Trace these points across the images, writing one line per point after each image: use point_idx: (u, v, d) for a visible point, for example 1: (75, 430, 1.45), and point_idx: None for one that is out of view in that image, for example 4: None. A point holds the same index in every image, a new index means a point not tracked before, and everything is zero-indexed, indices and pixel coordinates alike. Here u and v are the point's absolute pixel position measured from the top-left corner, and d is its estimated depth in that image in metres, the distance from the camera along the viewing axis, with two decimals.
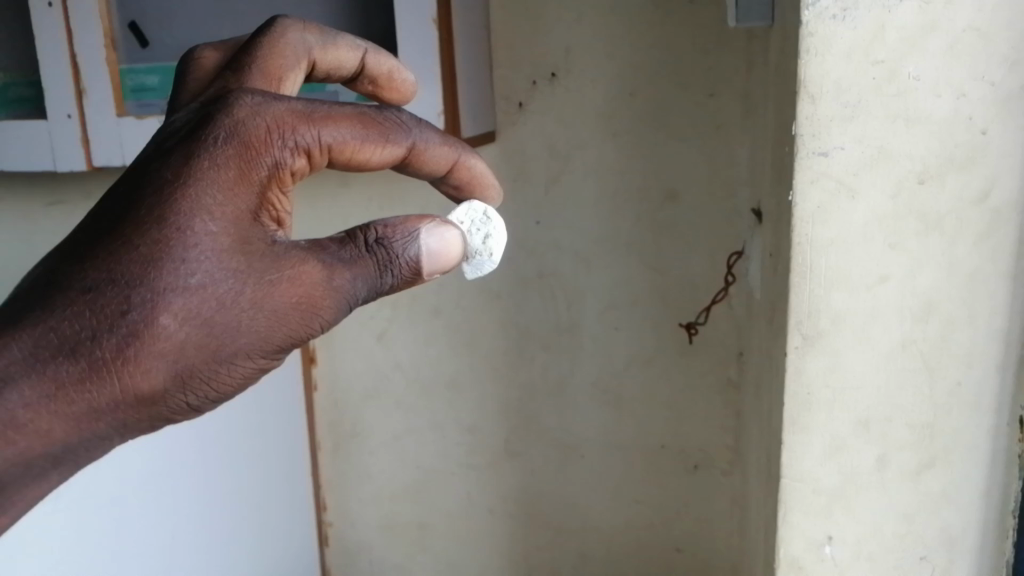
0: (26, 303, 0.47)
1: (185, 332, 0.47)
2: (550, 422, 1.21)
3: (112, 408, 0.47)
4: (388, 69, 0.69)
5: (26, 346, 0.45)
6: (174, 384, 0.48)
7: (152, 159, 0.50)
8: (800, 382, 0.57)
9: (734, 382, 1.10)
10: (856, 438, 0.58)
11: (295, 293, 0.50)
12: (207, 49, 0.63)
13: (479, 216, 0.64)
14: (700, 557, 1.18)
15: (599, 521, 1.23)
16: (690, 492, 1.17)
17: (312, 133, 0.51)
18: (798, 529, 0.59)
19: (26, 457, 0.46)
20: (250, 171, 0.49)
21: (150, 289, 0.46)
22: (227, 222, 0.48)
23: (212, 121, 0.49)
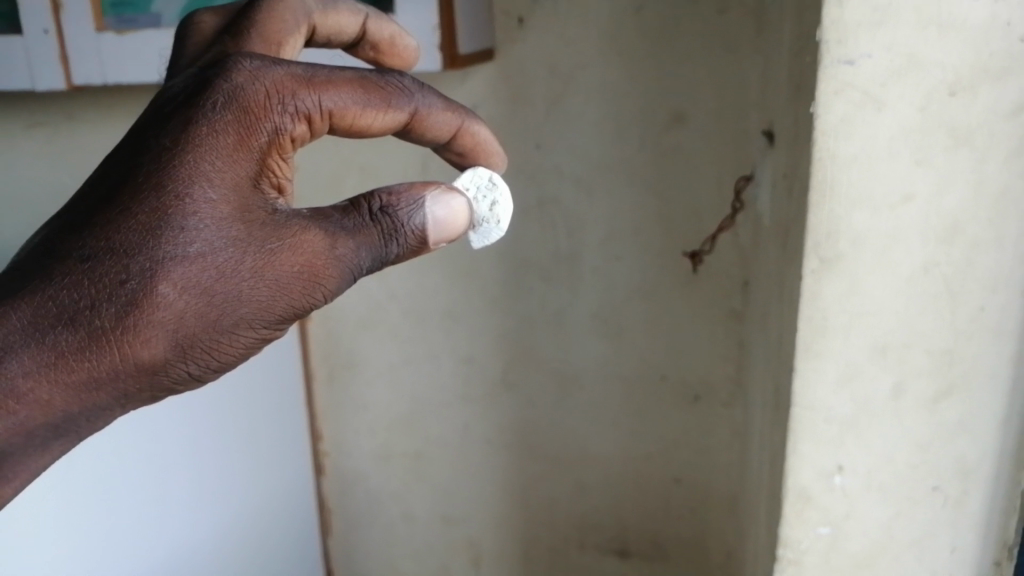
0: (34, 270, 0.50)
1: (185, 301, 0.50)
2: (548, 352, 1.19)
3: (117, 375, 0.50)
4: (390, 35, 0.68)
5: (32, 312, 0.49)
6: (176, 353, 0.51)
7: (153, 130, 0.52)
8: (816, 307, 0.54)
9: (737, 312, 1.08)
10: (872, 365, 0.55)
11: (295, 262, 0.52)
12: (206, 14, 0.62)
13: (484, 184, 0.64)
14: (698, 487, 1.18)
15: (597, 452, 1.22)
16: (689, 422, 1.15)
17: (311, 98, 0.53)
18: (806, 459, 0.57)
19: (27, 426, 0.49)
20: (249, 137, 0.52)
21: (150, 258, 0.49)
22: (226, 190, 0.51)
23: (212, 88, 0.52)
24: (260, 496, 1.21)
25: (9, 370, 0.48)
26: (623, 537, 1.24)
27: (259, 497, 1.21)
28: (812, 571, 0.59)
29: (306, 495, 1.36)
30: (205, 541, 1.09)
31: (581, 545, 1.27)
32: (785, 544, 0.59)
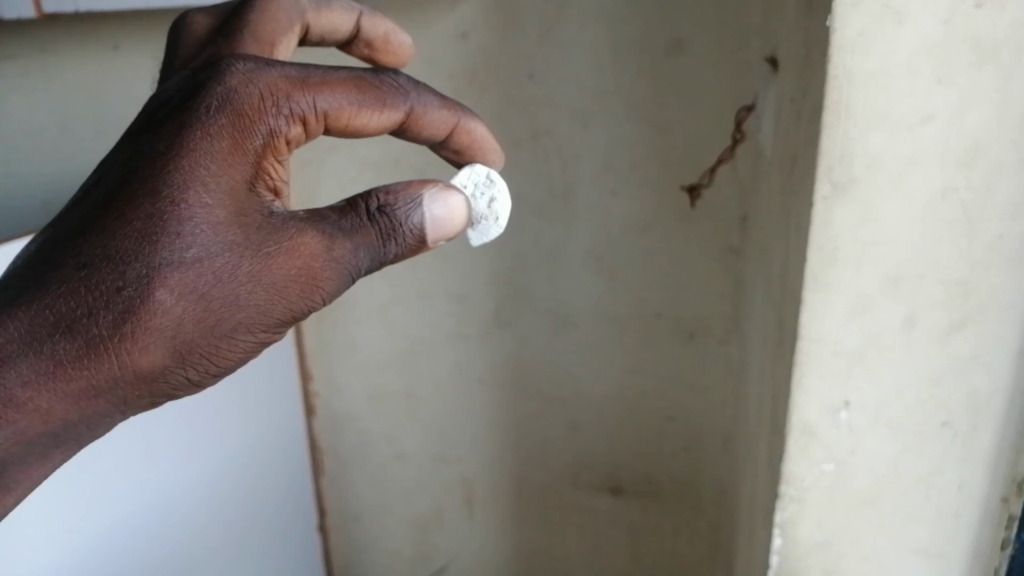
0: (14, 284, 0.46)
1: (183, 308, 0.47)
2: (541, 290, 1.17)
3: (113, 386, 0.47)
4: (386, 32, 0.68)
5: (16, 328, 0.45)
6: (175, 359, 0.48)
7: (140, 131, 0.49)
8: (827, 235, 0.52)
9: (735, 248, 1.05)
10: (884, 297, 0.53)
11: (295, 265, 0.50)
12: (198, 14, 0.60)
13: (482, 180, 0.63)
14: (693, 425, 1.16)
15: (590, 391, 1.20)
16: (684, 360, 1.14)
17: (308, 99, 0.50)
18: (812, 393, 0.55)
19: (27, 436, 0.46)
20: (244, 140, 0.49)
21: (147, 265, 0.46)
22: (221, 194, 0.48)
23: (205, 89, 0.48)
24: (249, 440, 1.20)
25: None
26: (617, 475, 1.24)
27: (248, 440, 1.19)
28: (815, 509, 0.58)
29: (297, 436, 1.35)
30: (193, 488, 1.07)
31: (575, 483, 1.27)
32: (788, 481, 0.58)
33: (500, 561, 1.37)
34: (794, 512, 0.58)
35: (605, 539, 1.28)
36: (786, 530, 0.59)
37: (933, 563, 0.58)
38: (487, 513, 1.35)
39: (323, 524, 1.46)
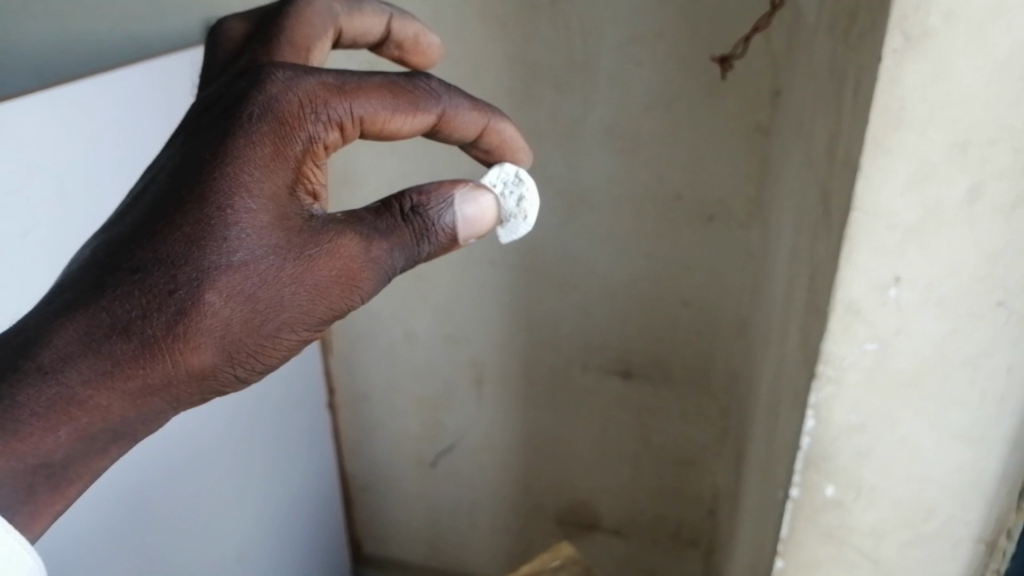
0: (72, 288, 0.49)
1: (229, 310, 0.50)
2: (557, 170, 1.12)
3: (165, 387, 0.50)
4: (414, 33, 0.73)
5: (77, 328, 0.48)
6: (224, 359, 0.51)
7: (189, 142, 0.52)
8: (892, 95, 0.47)
9: (764, 127, 1.00)
10: (948, 164, 0.48)
11: (334, 266, 0.52)
12: (235, 20, 0.65)
13: (511, 180, 0.67)
14: (706, 310, 1.14)
15: (605, 275, 1.17)
16: (702, 244, 1.10)
17: (343, 106, 0.52)
18: (861, 269, 0.52)
19: (88, 431, 0.48)
20: (285, 146, 0.51)
21: (196, 269, 0.49)
22: (264, 199, 0.50)
23: (247, 99, 0.52)
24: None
25: (56, 385, 0.47)
26: (627, 359, 1.22)
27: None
28: (854, 390, 0.55)
29: None
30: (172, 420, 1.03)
31: (585, 367, 1.26)
32: (827, 360, 0.55)
33: (507, 442, 1.38)
34: (830, 394, 0.56)
35: (612, 422, 1.28)
36: (821, 412, 0.56)
37: (973, 450, 0.55)
38: (496, 395, 1.35)
39: (332, 402, 1.46)
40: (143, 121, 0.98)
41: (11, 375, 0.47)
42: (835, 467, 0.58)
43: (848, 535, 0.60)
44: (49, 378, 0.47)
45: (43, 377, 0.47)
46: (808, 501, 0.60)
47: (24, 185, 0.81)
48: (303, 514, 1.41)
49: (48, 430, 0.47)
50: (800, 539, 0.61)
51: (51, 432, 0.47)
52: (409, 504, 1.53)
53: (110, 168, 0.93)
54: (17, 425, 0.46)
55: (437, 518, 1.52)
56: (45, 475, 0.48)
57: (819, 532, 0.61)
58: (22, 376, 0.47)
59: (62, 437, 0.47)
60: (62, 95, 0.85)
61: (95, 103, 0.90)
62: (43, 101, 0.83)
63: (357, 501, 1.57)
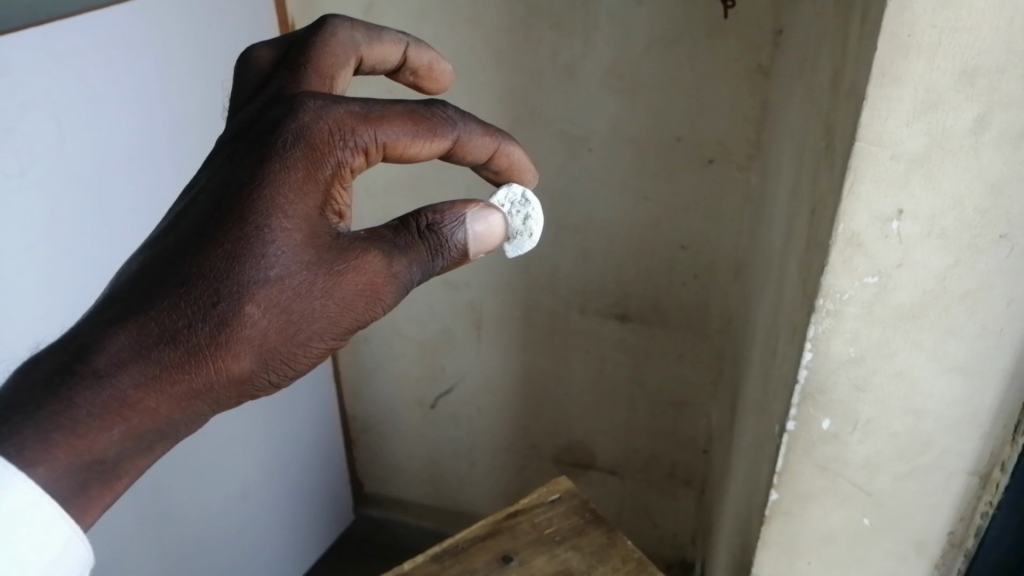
0: (119, 299, 0.48)
1: (268, 320, 0.50)
2: (556, 111, 1.10)
3: (205, 396, 0.49)
4: (428, 62, 0.70)
5: (129, 335, 0.47)
6: (260, 365, 0.51)
7: (226, 164, 0.52)
8: (901, 21, 0.46)
9: (765, 68, 0.99)
10: (956, 94, 0.48)
11: (361, 281, 0.52)
12: (262, 47, 0.64)
13: (518, 199, 0.67)
14: (704, 254, 1.14)
15: (603, 219, 1.16)
16: (701, 187, 1.09)
17: (369, 133, 0.52)
18: (863, 200, 0.51)
19: (138, 432, 0.47)
20: (317, 171, 0.51)
21: (238, 281, 0.48)
22: (299, 217, 0.50)
23: (280, 126, 0.51)
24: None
25: (109, 389, 0.46)
26: (625, 303, 1.22)
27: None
28: (853, 323, 0.55)
29: None
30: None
31: (582, 310, 1.26)
32: (826, 294, 0.55)
33: (505, 384, 1.39)
34: (828, 327, 0.56)
35: (609, 364, 1.29)
36: (819, 346, 0.56)
37: (968, 383, 0.56)
38: (494, 337, 1.35)
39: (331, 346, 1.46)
40: (144, 59, 0.94)
41: (63, 382, 0.45)
42: (831, 401, 0.58)
43: (843, 467, 0.61)
44: (101, 383, 0.45)
45: (97, 381, 0.45)
46: (804, 434, 0.60)
47: (18, 124, 0.80)
48: (303, 461, 1.43)
49: (101, 430, 0.45)
50: (797, 470, 0.62)
51: (106, 431, 0.45)
52: (409, 446, 1.54)
53: (108, 110, 0.90)
54: (76, 427, 0.45)
55: (437, 459, 1.54)
56: (100, 470, 0.46)
57: (814, 465, 0.61)
58: (74, 381, 0.45)
59: (117, 440, 0.46)
60: (53, 32, 0.82)
61: (93, 38, 0.87)
62: (31, 40, 0.80)
63: (357, 442, 1.59)
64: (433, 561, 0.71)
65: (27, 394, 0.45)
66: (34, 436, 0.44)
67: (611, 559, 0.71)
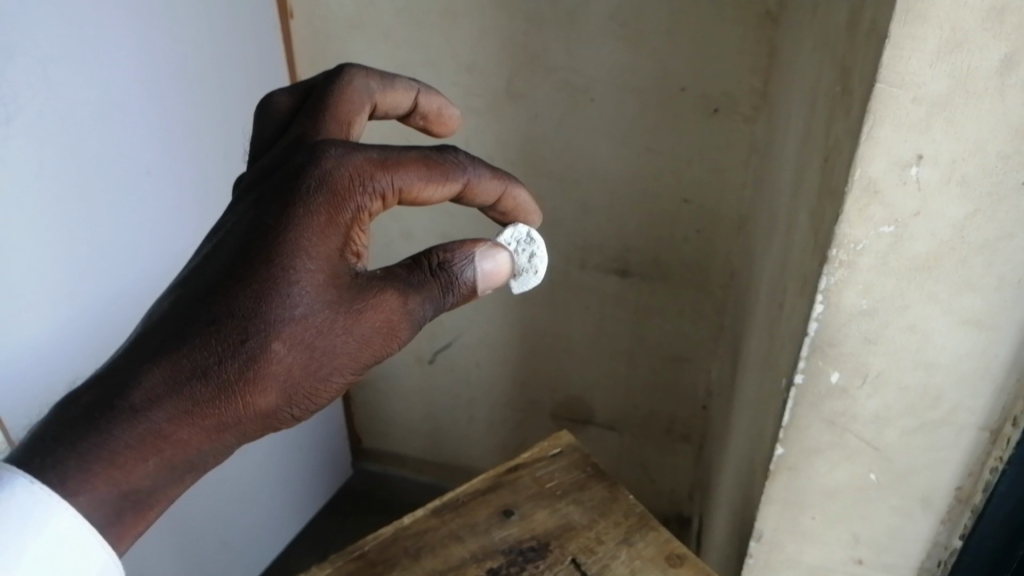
0: (146, 338, 0.45)
1: (294, 359, 0.46)
2: (558, 59, 1.07)
3: (230, 434, 0.46)
4: (438, 107, 0.65)
5: (159, 374, 0.43)
6: (285, 401, 0.47)
7: (248, 207, 0.48)
8: None
9: (773, 15, 0.95)
10: (983, 33, 0.45)
11: (381, 319, 0.48)
12: (275, 96, 0.60)
13: (522, 237, 0.59)
14: (707, 208, 1.12)
15: (604, 171, 1.14)
16: (705, 138, 1.07)
17: (387, 179, 0.48)
18: (882, 145, 0.49)
19: (169, 463, 0.44)
20: (338, 216, 0.47)
21: (264, 321, 0.45)
22: (322, 259, 0.46)
23: (300, 173, 0.47)
24: (212, 195, 1.10)
25: (143, 425, 0.43)
26: (626, 258, 1.21)
27: (217, 189, 1.11)
28: (866, 274, 0.54)
29: None
30: (119, 321, 0.97)
31: (582, 266, 1.24)
32: (840, 244, 0.53)
33: (503, 340, 1.38)
34: (841, 278, 0.54)
35: (609, 320, 1.28)
36: (830, 298, 0.55)
37: (982, 336, 0.54)
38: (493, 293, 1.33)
39: None
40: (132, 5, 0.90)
41: (98, 418, 0.42)
42: (842, 355, 0.57)
43: (852, 422, 0.60)
44: (133, 420, 0.42)
45: (130, 417, 0.42)
46: (812, 388, 0.59)
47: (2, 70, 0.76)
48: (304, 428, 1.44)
49: (137, 463, 0.42)
50: (803, 425, 0.61)
51: (140, 462, 0.43)
52: (406, 402, 1.54)
53: (95, 59, 0.86)
54: (112, 461, 0.42)
55: (434, 415, 1.54)
56: (134, 502, 0.43)
57: (821, 419, 0.60)
58: (107, 419, 0.42)
59: (150, 474, 0.43)
60: None
61: None
62: None
63: (355, 397, 1.58)
64: (434, 516, 0.70)
65: (57, 434, 0.42)
66: (75, 467, 0.41)
67: (613, 513, 0.69)
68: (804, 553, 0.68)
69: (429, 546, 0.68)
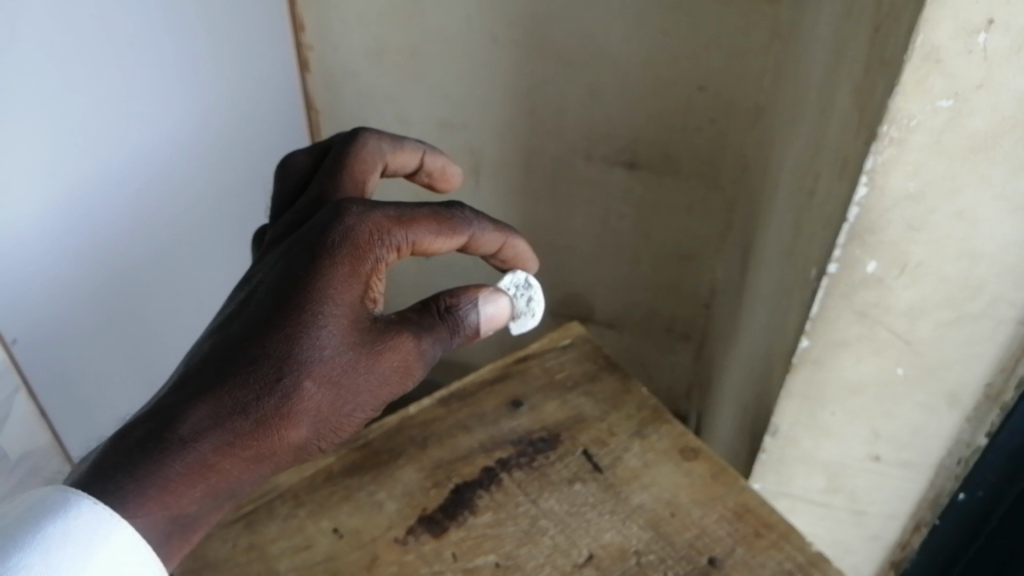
0: (191, 376, 0.45)
1: (325, 397, 0.46)
2: None
3: (265, 469, 0.45)
4: (442, 165, 0.65)
5: (204, 410, 0.43)
6: (315, 436, 0.47)
7: (277, 259, 0.49)
8: None
9: None
10: None
11: (401, 359, 0.49)
12: (297, 153, 0.63)
13: (520, 282, 0.61)
14: (723, 98, 1.06)
15: (616, 57, 1.07)
16: (726, 20, 1.00)
17: (404, 234, 0.50)
18: (950, 10, 0.44)
19: (214, 492, 0.43)
20: (362, 268, 0.48)
21: (300, 361, 0.45)
22: (347, 305, 0.47)
23: (324, 228, 0.48)
24: (226, 95, 1.01)
25: (191, 456, 0.42)
26: (634, 150, 1.15)
27: (229, 94, 1.01)
28: (916, 152, 0.49)
29: (292, 97, 1.17)
30: (135, 246, 0.89)
31: (588, 157, 1.18)
32: (892, 119, 0.48)
33: None
34: (889, 157, 0.50)
35: (614, 216, 1.23)
36: (875, 179, 0.51)
37: None
38: (494, 184, 1.25)
39: None
40: None
41: (151, 450, 0.42)
42: (881, 242, 0.53)
43: (883, 314, 0.57)
44: (182, 451, 0.42)
45: (180, 449, 0.42)
46: (846, 277, 0.55)
47: None
48: None
49: (184, 489, 0.42)
50: (831, 316, 0.57)
51: (188, 490, 0.42)
52: None
53: None
54: (164, 490, 0.42)
55: None
56: (181, 527, 0.43)
57: (852, 311, 0.57)
58: (159, 450, 0.42)
59: (198, 502, 0.43)
60: None
61: None
62: None
63: None
64: (440, 406, 0.68)
65: (112, 463, 0.42)
66: (130, 492, 0.41)
67: (625, 405, 0.67)
68: (820, 449, 0.66)
69: (436, 436, 0.65)
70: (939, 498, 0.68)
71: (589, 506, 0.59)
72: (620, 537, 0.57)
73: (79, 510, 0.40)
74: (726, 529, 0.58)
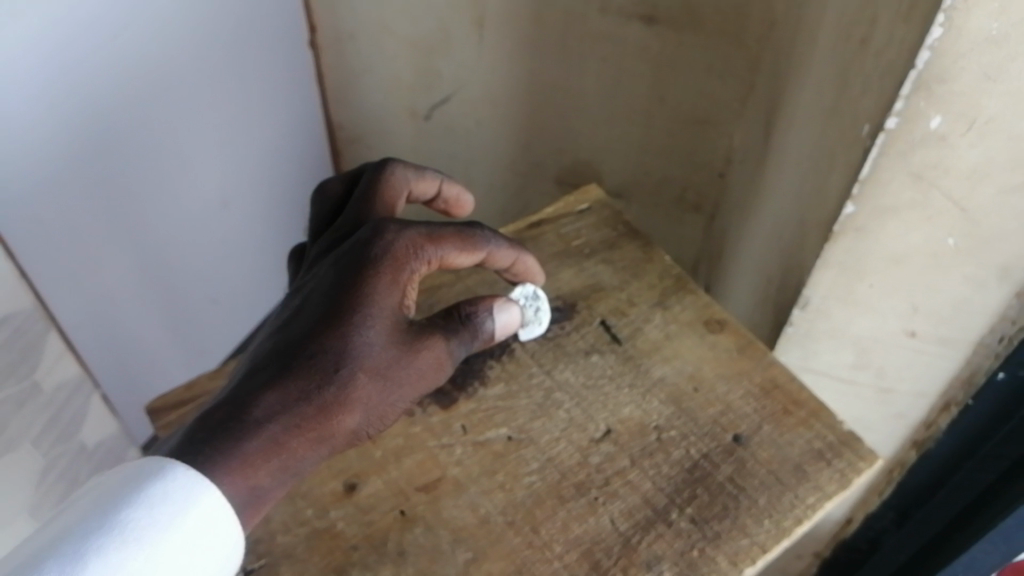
0: (257, 367, 0.44)
1: (378, 391, 0.46)
2: None
3: (325, 455, 0.44)
4: (459, 193, 0.60)
5: (274, 396, 0.43)
6: (369, 425, 0.46)
7: (321, 271, 0.48)
8: None
9: None
10: None
11: (440, 360, 0.48)
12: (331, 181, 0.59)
13: (529, 294, 0.58)
14: None
15: None
16: None
17: (436, 249, 0.49)
18: None
19: (286, 471, 0.42)
20: (403, 279, 0.47)
21: (354, 355, 0.45)
22: (389, 310, 0.46)
23: (363, 243, 0.48)
24: None
25: (264, 437, 0.42)
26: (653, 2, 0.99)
27: None
28: None
29: None
30: (123, 119, 0.83)
31: (602, 9, 1.03)
32: None
33: (509, 93, 1.18)
34: None
35: (628, 76, 1.09)
36: (954, 18, 0.44)
37: None
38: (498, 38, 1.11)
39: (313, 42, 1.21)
40: None
41: (227, 432, 0.41)
42: (950, 93, 0.47)
43: (941, 177, 0.51)
44: (257, 430, 0.41)
45: (254, 430, 0.41)
46: (905, 133, 0.49)
47: None
48: None
49: (262, 463, 0.41)
50: (884, 178, 0.52)
51: (265, 464, 0.41)
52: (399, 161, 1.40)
53: None
54: (244, 462, 0.41)
55: None
56: (258, 498, 0.42)
57: (907, 172, 0.51)
58: (237, 430, 0.41)
59: (273, 477, 0.42)
60: None
61: None
62: None
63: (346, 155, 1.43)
64: (448, 271, 0.65)
65: (196, 440, 0.41)
66: (216, 463, 0.40)
67: (647, 275, 0.63)
68: (852, 323, 0.62)
69: None
70: (974, 377, 0.65)
71: (607, 378, 0.56)
72: (639, 413, 0.54)
73: (175, 474, 0.39)
74: (753, 406, 0.54)
